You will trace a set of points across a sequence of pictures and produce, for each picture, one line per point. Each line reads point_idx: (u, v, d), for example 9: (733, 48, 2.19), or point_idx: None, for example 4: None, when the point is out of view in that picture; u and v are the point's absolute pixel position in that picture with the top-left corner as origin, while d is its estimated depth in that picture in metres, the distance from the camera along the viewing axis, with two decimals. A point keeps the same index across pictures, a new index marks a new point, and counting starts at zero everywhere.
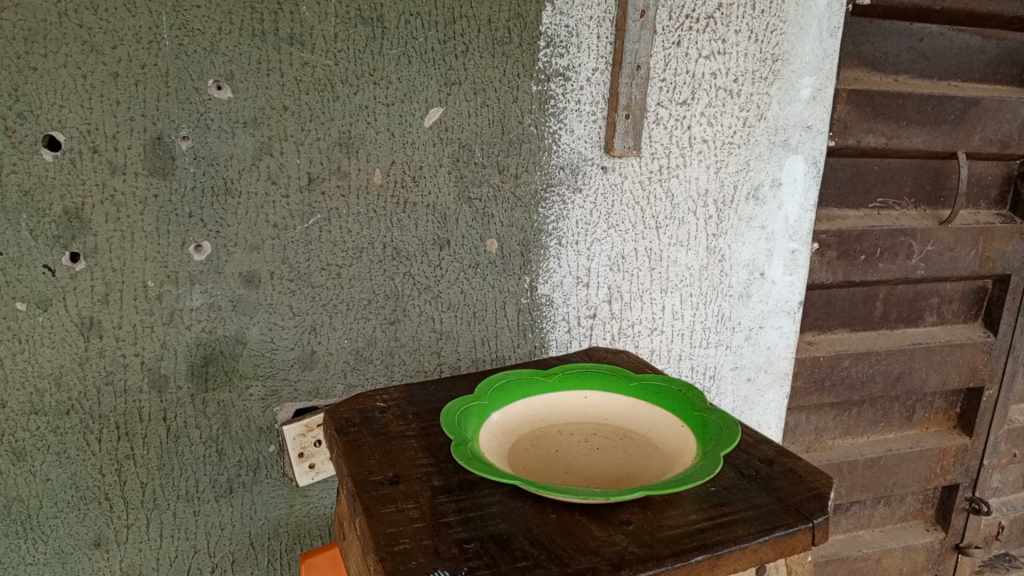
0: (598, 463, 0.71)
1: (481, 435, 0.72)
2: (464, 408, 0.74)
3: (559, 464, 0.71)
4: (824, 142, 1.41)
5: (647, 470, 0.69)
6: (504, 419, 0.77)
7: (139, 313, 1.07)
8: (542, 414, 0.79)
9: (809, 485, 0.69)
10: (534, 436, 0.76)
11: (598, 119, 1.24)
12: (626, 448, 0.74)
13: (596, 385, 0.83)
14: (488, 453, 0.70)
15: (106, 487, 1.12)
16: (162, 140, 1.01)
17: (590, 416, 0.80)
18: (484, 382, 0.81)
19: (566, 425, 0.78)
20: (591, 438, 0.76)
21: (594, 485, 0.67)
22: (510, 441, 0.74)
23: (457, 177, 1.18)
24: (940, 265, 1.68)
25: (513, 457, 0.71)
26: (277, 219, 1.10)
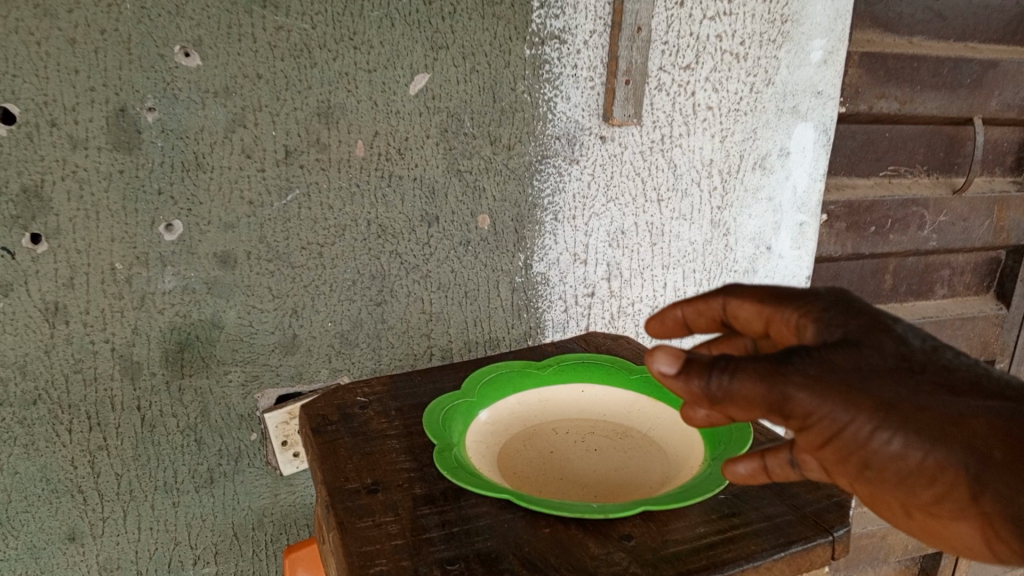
0: (596, 467, 0.65)
1: (467, 438, 0.67)
2: (450, 407, 0.70)
3: (554, 467, 0.65)
4: (835, 108, 1.33)
5: (649, 475, 0.64)
6: (495, 418, 0.71)
7: (108, 298, 1.00)
8: (536, 411, 0.73)
9: (827, 491, 0.63)
10: (527, 435, 0.70)
11: (596, 86, 1.16)
12: (627, 448, 0.68)
13: (594, 378, 0.77)
14: (477, 457, 0.64)
15: (79, 479, 1.06)
16: (127, 111, 0.94)
17: (588, 413, 0.74)
18: (473, 376, 0.76)
19: (561, 423, 0.72)
20: (589, 437, 0.70)
21: (591, 495, 0.61)
22: (500, 442, 0.68)
23: (445, 148, 1.11)
24: (952, 236, 1.62)
25: (503, 461, 0.65)
26: (253, 196, 1.03)
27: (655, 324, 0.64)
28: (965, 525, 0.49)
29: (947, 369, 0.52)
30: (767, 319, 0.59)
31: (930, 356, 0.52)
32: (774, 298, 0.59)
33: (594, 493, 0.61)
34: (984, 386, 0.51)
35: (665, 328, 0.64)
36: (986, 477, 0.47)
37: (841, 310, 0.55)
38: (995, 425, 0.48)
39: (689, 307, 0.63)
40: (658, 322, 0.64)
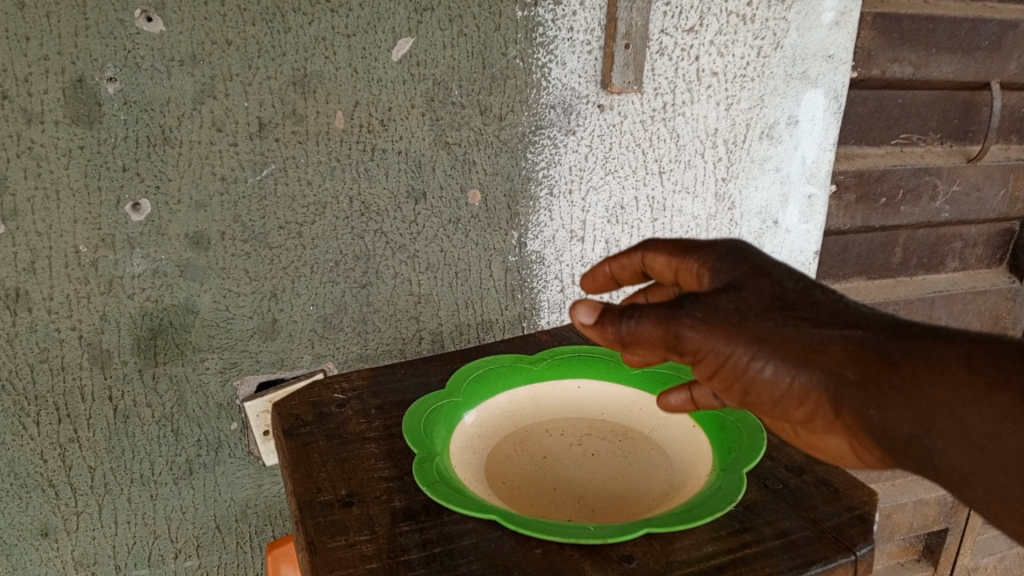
0: (591, 472, 0.61)
1: (451, 444, 0.63)
2: (432, 408, 0.66)
3: (547, 471, 0.61)
4: (848, 72, 1.24)
5: (650, 485, 0.60)
6: (481, 419, 0.67)
7: (72, 283, 0.94)
8: (528, 410, 0.69)
9: (847, 502, 0.57)
10: (518, 438, 0.66)
11: (594, 50, 1.08)
12: (627, 452, 0.64)
13: (591, 372, 0.73)
14: (463, 468, 0.60)
15: (49, 473, 1.01)
16: (85, 82, 0.86)
17: (586, 412, 0.70)
18: (459, 373, 0.73)
19: (555, 424, 0.68)
20: (586, 439, 0.66)
21: (587, 506, 0.57)
22: (489, 446, 0.64)
23: (432, 119, 1.03)
24: (965, 207, 1.55)
25: (491, 469, 0.62)
26: (225, 171, 0.96)
27: (589, 281, 0.74)
28: (835, 433, 0.57)
29: (814, 303, 0.57)
30: (675, 269, 0.66)
31: (805, 292, 0.59)
32: (680, 249, 0.67)
33: (589, 506, 0.57)
34: (847, 317, 0.56)
35: (596, 283, 0.74)
36: (844, 395, 0.54)
37: (734, 255, 0.62)
38: (849, 348, 0.54)
39: (615, 265, 0.72)
40: (592, 279, 0.74)
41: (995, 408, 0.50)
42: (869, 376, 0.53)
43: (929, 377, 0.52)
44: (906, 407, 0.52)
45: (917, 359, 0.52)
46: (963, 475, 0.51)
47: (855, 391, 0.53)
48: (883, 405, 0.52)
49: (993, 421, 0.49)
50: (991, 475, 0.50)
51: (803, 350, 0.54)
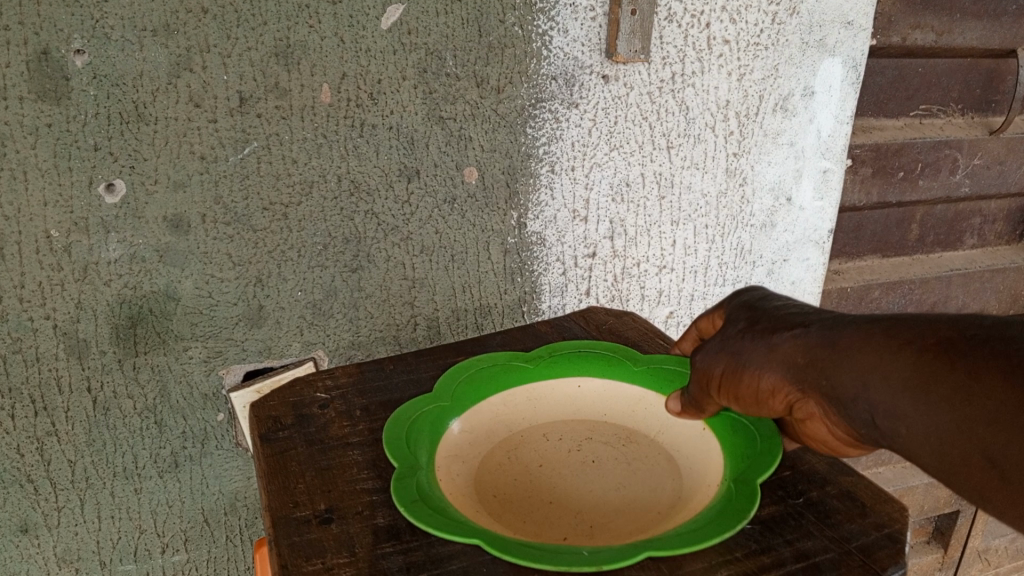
0: (590, 482, 0.59)
1: (438, 451, 0.60)
2: (417, 416, 0.63)
3: (542, 483, 0.59)
4: (867, 39, 1.17)
5: (655, 497, 0.57)
6: (470, 426, 0.64)
7: (45, 269, 0.88)
8: (523, 413, 0.67)
9: (875, 520, 0.52)
10: (513, 446, 0.63)
11: (597, 16, 1.01)
12: (631, 460, 0.61)
13: (590, 369, 0.70)
14: (447, 479, 0.57)
15: (28, 468, 0.97)
16: (50, 54, 0.80)
17: (586, 413, 0.67)
18: (446, 377, 0.69)
19: (553, 428, 0.65)
20: (586, 445, 0.63)
21: (583, 522, 0.54)
22: (481, 455, 0.61)
23: (424, 92, 0.97)
24: (986, 181, 1.48)
25: (481, 480, 0.59)
26: (204, 150, 0.90)
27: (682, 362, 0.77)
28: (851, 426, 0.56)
29: (783, 316, 0.62)
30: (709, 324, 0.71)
31: (773, 311, 0.63)
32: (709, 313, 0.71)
33: (586, 521, 0.54)
34: (802, 319, 0.60)
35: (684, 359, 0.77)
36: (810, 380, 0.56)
37: (743, 301, 0.68)
38: (798, 341, 0.57)
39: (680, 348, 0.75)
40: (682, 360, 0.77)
41: (908, 359, 0.51)
42: (816, 359, 0.56)
43: (862, 345, 0.54)
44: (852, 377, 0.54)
45: (851, 334, 0.55)
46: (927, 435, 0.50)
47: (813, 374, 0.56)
48: (830, 378, 0.55)
49: (911, 369, 0.51)
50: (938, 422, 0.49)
51: (769, 354, 0.58)
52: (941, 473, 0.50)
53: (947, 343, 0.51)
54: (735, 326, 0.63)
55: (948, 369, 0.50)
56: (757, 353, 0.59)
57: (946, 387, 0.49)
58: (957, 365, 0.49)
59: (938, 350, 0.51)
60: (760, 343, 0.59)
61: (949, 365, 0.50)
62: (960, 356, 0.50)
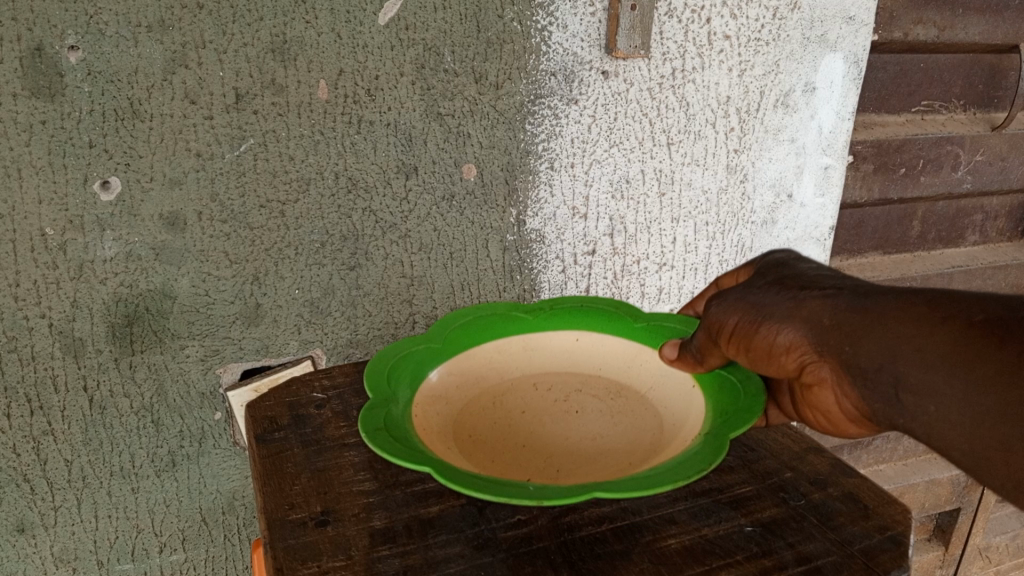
0: (567, 432, 0.64)
1: (417, 394, 0.66)
2: (410, 357, 0.69)
3: (519, 431, 0.64)
4: (869, 35, 1.16)
5: (623, 448, 0.62)
6: (461, 371, 0.70)
7: (40, 267, 0.88)
8: (517, 363, 0.72)
9: (878, 522, 0.51)
10: (499, 393, 0.69)
11: (597, 11, 1.00)
12: (614, 412, 0.67)
13: (590, 323, 0.75)
14: (423, 418, 0.63)
15: (24, 468, 0.96)
16: (44, 50, 0.79)
17: (582, 365, 0.72)
18: (451, 318, 0.75)
19: (544, 378, 0.71)
20: (573, 397, 0.68)
21: (550, 465, 0.59)
22: (464, 400, 0.67)
23: (422, 88, 0.96)
24: (988, 177, 1.48)
25: (459, 420, 0.65)
26: (200, 147, 0.89)
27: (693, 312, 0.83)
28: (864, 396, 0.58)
29: (815, 281, 0.65)
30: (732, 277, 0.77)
31: (804, 277, 0.66)
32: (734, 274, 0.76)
33: (554, 466, 0.59)
34: (834, 285, 0.62)
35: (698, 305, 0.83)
36: (835, 342, 0.58)
37: (775, 266, 0.71)
38: (830, 303, 0.60)
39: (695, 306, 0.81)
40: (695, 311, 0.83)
41: (947, 335, 0.53)
42: (845, 322, 0.58)
43: (897, 316, 0.56)
44: (882, 345, 0.56)
45: (888, 305, 0.57)
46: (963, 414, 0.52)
47: (839, 336, 0.58)
48: (856, 342, 0.57)
49: (953, 346, 0.52)
50: (978, 402, 0.51)
51: (797, 312, 0.61)
52: (964, 452, 0.52)
53: (993, 322, 0.52)
54: (761, 285, 0.66)
55: (993, 349, 0.51)
56: (781, 309, 0.62)
57: (991, 367, 0.50)
58: (1004, 347, 0.50)
59: (984, 329, 0.52)
60: (785, 300, 0.62)
61: (995, 346, 0.51)
62: (1007, 338, 0.51)
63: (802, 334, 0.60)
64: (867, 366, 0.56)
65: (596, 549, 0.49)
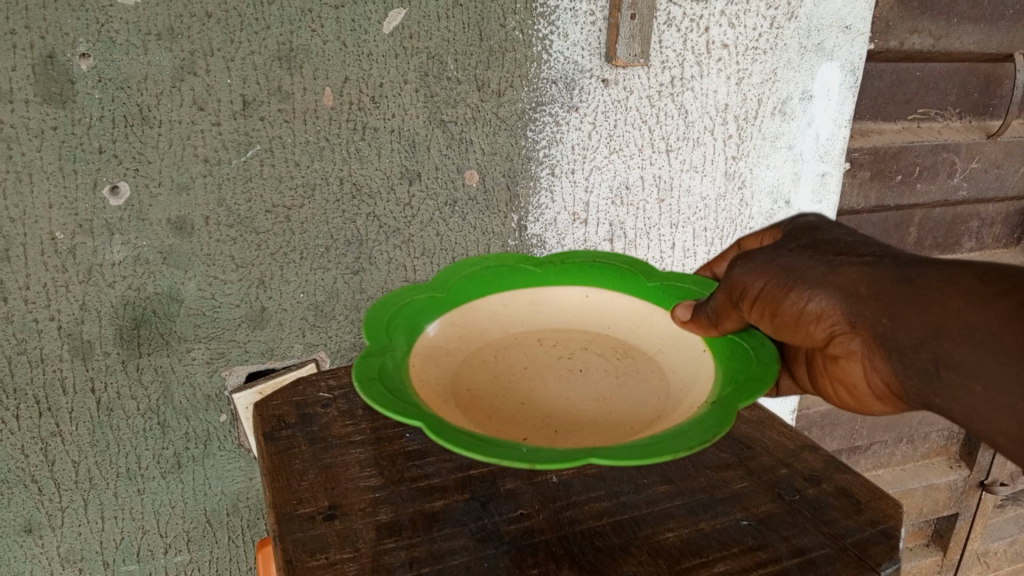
0: (568, 388, 0.64)
1: (417, 341, 0.65)
2: (411, 301, 0.68)
3: (519, 390, 0.64)
4: (865, 43, 1.17)
5: (626, 408, 0.61)
6: (463, 320, 0.70)
7: (49, 270, 0.89)
8: (522, 318, 0.72)
9: (870, 516, 0.52)
10: (500, 347, 0.69)
11: (597, 21, 1.02)
12: (617, 373, 0.67)
13: (601, 280, 0.74)
14: (424, 366, 0.62)
15: (32, 469, 0.98)
16: (56, 58, 0.81)
17: (590, 324, 0.72)
18: (457, 265, 0.74)
19: (549, 334, 0.71)
20: (577, 355, 0.69)
21: (549, 424, 0.59)
22: (465, 350, 0.67)
23: (426, 96, 0.98)
24: (983, 184, 1.50)
25: (458, 369, 0.64)
26: (207, 152, 0.91)
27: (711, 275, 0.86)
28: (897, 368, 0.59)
29: (847, 246, 0.65)
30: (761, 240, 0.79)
31: (835, 243, 0.66)
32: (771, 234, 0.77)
33: (551, 423, 0.60)
34: (868, 251, 0.63)
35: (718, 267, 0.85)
36: (871, 312, 0.59)
37: (801, 230, 0.71)
38: (866, 271, 0.60)
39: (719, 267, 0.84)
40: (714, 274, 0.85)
41: (997, 311, 0.53)
42: (883, 293, 0.58)
43: (940, 288, 0.56)
44: (922, 320, 0.56)
45: (931, 277, 0.57)
46: (1002, 393, 0.53)
47: (875, 308, 0.58)
48: (895, 314, 0.57)
49: (1000, 325, 0.53)
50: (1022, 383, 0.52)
51: (831, 279, 0.61)
52: (1001, 428, 0.54)
53: None
54: (793, 249, 0.66)
55: None
56: (814, 275, 0.62)
57: None
58: None
59: None
60: (819, 266, 0.62)
61: None
62: None
63: (835, 303, 0.60)
64: (904, 340, 0.57)
65: (596, 542, 0.50)
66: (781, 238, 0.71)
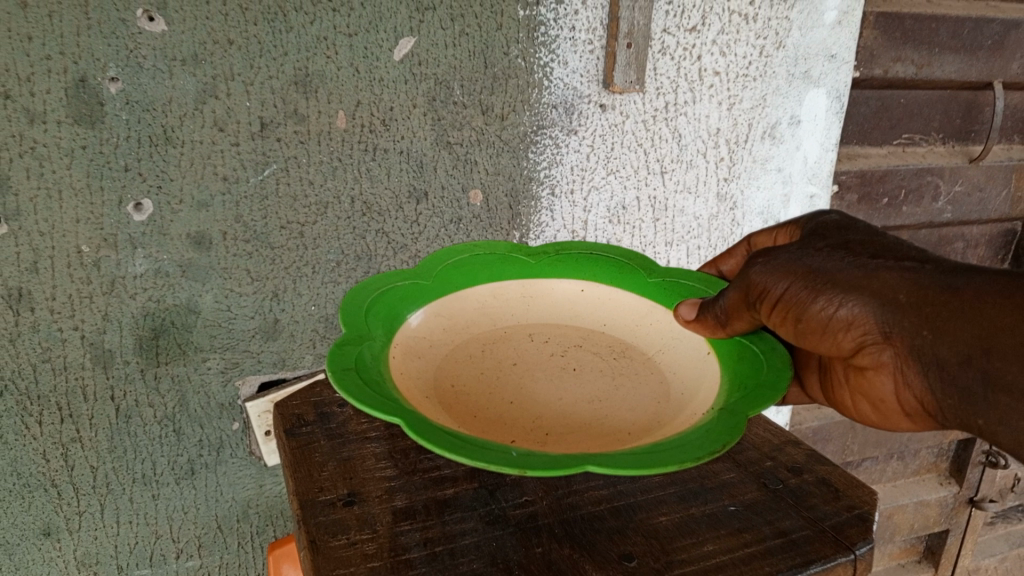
0: (559, 383, 0.68)
1: (399, 332, 0.68)
2: (404, 290, 0.72)
3: (509, 385, 0.67)
4: (850, 71, 1.23)
5: (621, 411, 0.64)
6: (451, 313, 0.74)
7: (75, 282, 0.94)
8: (511, 313, 0.77)
9: (847, 502, 0.57)
10: (491, 342, 0.73)
11: (596, 49, 1.08)
12: (614, 372, 0.70)
13: (603, 276, 0.80)
14: (410, 364, 0.65)
15: (52, 473, 1.01)
16: (87, 81, 0.86)
17: (586, 322, 0.77)
18: (448, 253, 0.78)
19: (540, 331, 0.75)
20: (570, 352, 0.72)
21: (536, 423, 0.62)
22: (455, 343, 0.71)
23: (433, 119, 1.03)
24: (966, 207, 1.55)
25: (443, 362, 0.68)
26: (226, 171, 0.96)
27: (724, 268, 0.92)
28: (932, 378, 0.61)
29: (885, 249, 0.66)
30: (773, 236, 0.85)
31: (869, 246, 0.67)
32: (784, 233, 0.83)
33: (536, 420, 0.62)
34: (906, 257, 0.64)
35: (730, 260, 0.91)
36: (909, 322, 0.60)
37: (829, 232, 0.73)
38: (906, 278, 0.62)
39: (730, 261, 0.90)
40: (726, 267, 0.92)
41: None
42: (925, 303, 0.60)
43: (990, 300, 0.58)
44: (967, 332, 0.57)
45: (976, 290, 0.59)
46: None
47: (915, 318, 0.60)
48: (936, 325, 0.59)
49: None
50: None
51: (865, 284, 0.63)
52: None
53: None
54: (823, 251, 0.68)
55: None
56: (846, 281, 0.64)
57: None
58: None
59: None
60: (851, 271, 0.64)
61: None
62: None
63: (869, 310, 0.62)
64: (944, 352, 0.59)
65: (595, 524, 0.55)
66: (810, 238, 0.73)
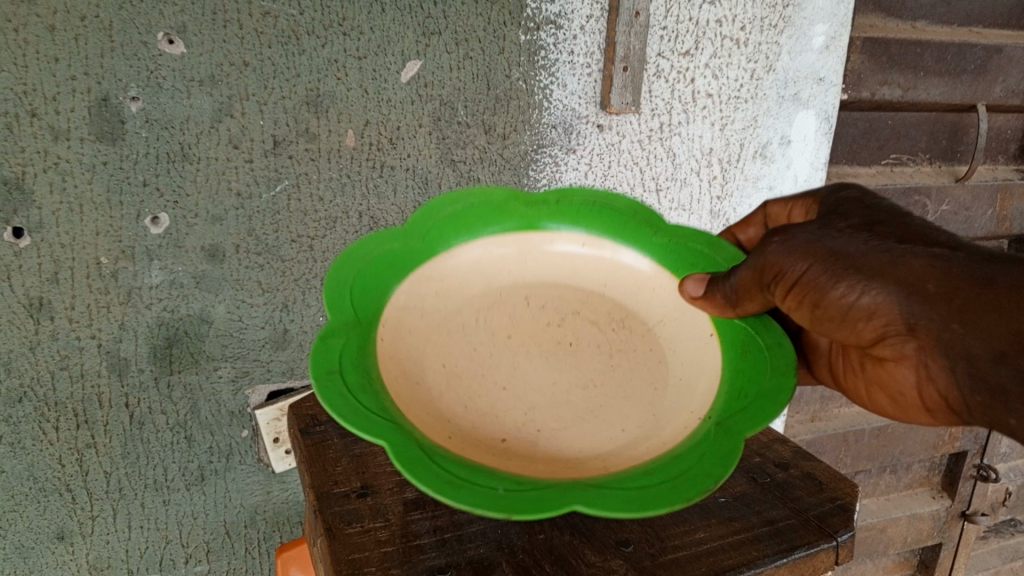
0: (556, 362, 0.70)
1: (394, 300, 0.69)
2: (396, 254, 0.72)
3: (505, 363, 0.69)
4: (838, 94, 1.29)
5: (618, 404, 0.66)
6: (445, 275, 0.75)
7: (93, 292, 0.97)
8: (509, 273, 0.78)
9: (830, 494, 0.61)
10: (489, 305, 0.74)
11: (593, 72, 1.12)
12: (611, 347, 0.73)
13: (603, 228, 0.81)
14: (407, 341, 0.66)
15: (67, 478, 1.05)
16: (109, 101, 0.90)
17: (585, 281, 0.79)
18: (441, 203, 0.78)
19: (536, 294, 0.77)
20: (569, 321, 0.75)
21: (534, 415, 0.64)
22: (455, 308, 0.73)
23: (438, 138, 1.08)
24: (954, 225, 1.60)
25: (439, 328, 0.70)
26: (240, 187, 1.00)
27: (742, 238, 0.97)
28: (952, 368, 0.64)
29: (911, 236, 0.69)
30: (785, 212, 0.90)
31: (893, 231, 0.70)
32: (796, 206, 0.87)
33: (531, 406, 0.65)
34: (932, 246, 0.67)
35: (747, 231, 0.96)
36: (937, 313, 0.63)
37: (847, 211, 0.75)
38: (934, 269, 0.64)
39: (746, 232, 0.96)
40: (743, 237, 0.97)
41: None
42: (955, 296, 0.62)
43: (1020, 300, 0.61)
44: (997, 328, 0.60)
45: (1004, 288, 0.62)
46: None
47: (943, 310, 0.63)
48: (965, 319, 0.62)
49: None
50: None
51: (891, 272, 0.65)
52: None
53: None
54: (845, 233, 0.70)
55: None
56: (870, 267, 0.66)
57: None
58: None
59: None
60: (875, 258, 0.67)
61: None
62: None
63: (894, 297, 0.65)
64: (970, 346, 0.62)
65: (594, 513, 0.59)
66: (829, 216, 0.75)
